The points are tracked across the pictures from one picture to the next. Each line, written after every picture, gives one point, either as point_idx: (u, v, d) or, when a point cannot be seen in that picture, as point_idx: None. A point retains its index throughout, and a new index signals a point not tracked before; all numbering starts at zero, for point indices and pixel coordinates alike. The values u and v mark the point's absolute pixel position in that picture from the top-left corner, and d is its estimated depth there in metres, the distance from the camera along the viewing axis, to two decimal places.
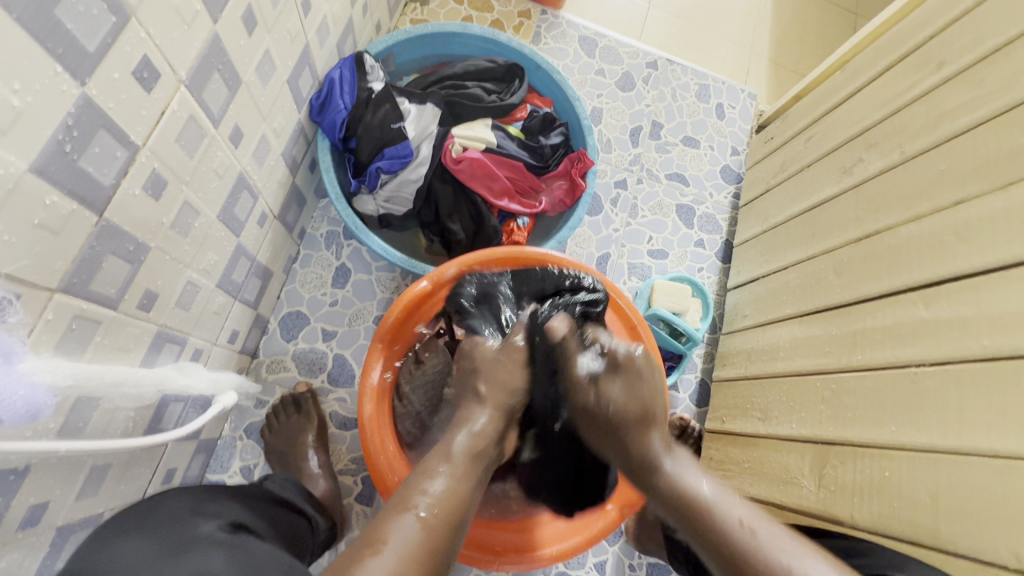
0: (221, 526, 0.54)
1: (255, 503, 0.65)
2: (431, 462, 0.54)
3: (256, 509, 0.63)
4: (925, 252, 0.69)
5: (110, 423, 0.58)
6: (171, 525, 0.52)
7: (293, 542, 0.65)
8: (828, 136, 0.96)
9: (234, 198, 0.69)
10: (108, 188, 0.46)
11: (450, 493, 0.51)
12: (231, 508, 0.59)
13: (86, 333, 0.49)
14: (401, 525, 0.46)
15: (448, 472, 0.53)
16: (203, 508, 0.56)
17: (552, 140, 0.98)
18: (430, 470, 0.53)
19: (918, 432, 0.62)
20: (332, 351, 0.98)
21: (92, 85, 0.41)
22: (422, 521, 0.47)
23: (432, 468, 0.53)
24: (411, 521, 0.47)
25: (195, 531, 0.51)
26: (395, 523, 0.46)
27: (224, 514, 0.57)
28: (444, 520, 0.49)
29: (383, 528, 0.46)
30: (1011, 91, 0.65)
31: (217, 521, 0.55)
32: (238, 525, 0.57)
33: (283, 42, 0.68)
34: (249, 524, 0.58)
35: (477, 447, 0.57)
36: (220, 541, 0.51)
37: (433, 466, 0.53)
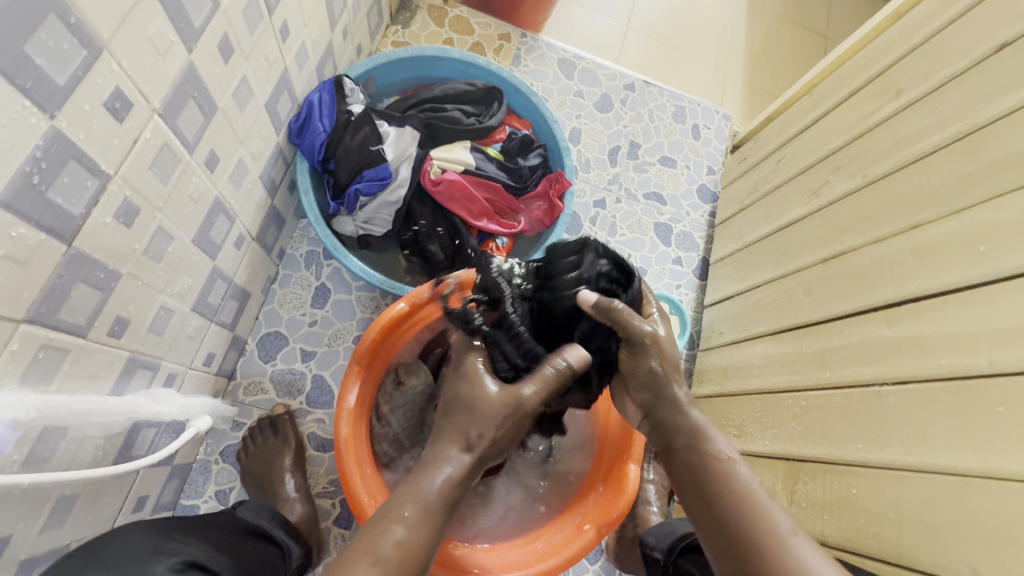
0: (172, 565, 0.53)
1: (222, 538, 0.63)
2: (400, 506, 0.53)
3: (221, 543, 0.62)
4: (887, 273, 0.71)
5: (77, 453, 0.57)
6: (125, 565, 0.51)
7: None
8: (797, 158, 0.99)
9: (209, 222, 0.69)
10: (77, 218, 0.46)
11: (414, 542, 0.51)
12: (191, 546, 0.58)
13: (53, 362, 0.49)
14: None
15: (414, 520, 0.52)
16: (160, 546, 0.55)
17: (530, 161, 0.99)
18: (395, 512, 0.52)
19: (883, 450, 0.63)
20: (311, 371, 0.97)
21: (61, 118, 0.41)
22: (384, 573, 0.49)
23: (397, 510, 0.52)
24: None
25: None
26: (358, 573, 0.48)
27: (181, 552, 0.56)
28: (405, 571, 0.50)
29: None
30: (964, 119, 0.68)
31: (171, 560, 0.54)
32: (193, 563, 0.56)
33: (260, 67, 0.69)
34: (206, 561, 0.58)
35: (454, 490, 0.55)
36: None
37: (400, 511, 0.52)
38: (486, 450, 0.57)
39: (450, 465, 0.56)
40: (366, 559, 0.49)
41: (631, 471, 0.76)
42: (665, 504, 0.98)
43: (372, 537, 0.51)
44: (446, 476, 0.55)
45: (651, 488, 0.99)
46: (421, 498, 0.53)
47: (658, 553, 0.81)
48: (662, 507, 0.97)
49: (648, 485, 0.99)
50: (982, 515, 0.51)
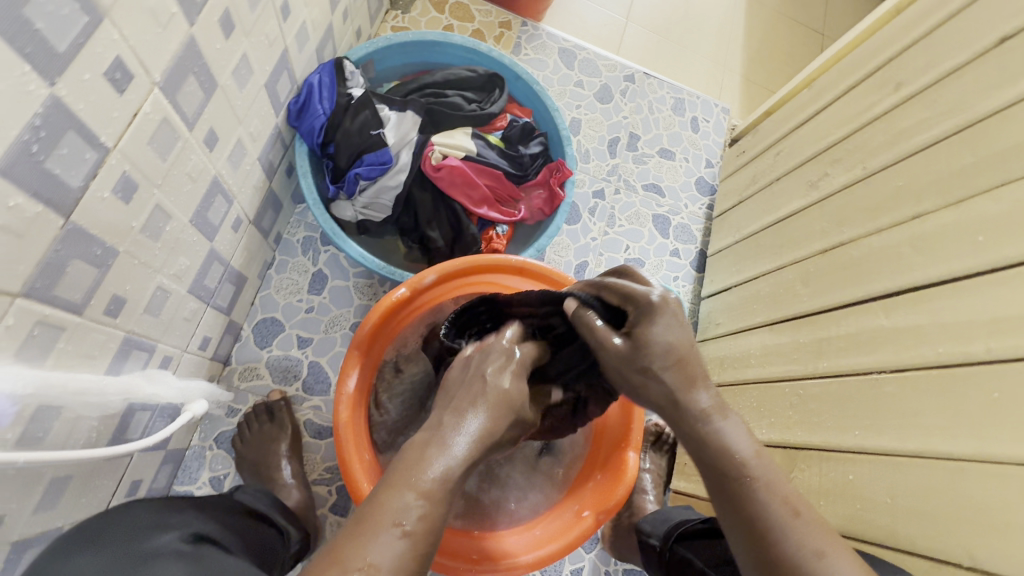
0: (182, 537, 0.53)
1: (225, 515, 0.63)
2: (422, 475, 0.43)
3: (225, 522, 0.62)
4: (885, 263, 0.72)
5: (72, 433, 0.55)
6: (131, 536, 0.51)
7: (264, 556, 0.63)
8: (796, 151, 0.99)
9: (207, 203, 0.68)
10: (76, 190, 0.45)
11: (441, 514, 0.42)
12: (197, 520, 0.58)
13: (48, 339, 0.48)
14: (391, 556, 0.39)
15: (437, 491, 0.42)
16: (165, 519, 0.55)
17: (531, 149, 0.99)
18: (415, 483, 0.42)
19: (879, 437, 0.64)
20: (307, 358, 0.96)
21: (61, 85, 0.40)
22: (413, 547, 0.40)
23: (418, 480, 0.42)
24: (403, 553, 0.39)
25: (153, 543, 0.51)
26: (382, 548, 0.39)
27: (189, 526, 0.56)
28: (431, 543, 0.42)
29: (362, 564, 0.38)
30: (965, 111, 0.68)
31: (178, 533, 0.54)
32: (200, 536, 0.55)
33: (260, 46, 0.68)
34: (216, 535, 0.57)
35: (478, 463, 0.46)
36: (181, 552, 0.51)
37: (419, 475, 0.43)
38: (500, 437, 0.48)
39: (474, 438, 0.46)
40: (392, 531, 0.40)
41: (629, 458, 0.76)
42: (660, 492, 0.99)
43: (392, 504, 0.41)
44: (470, 447, 0.45)
45: (647, 477, 1.00)
46: (447, 470, 0.43)
47: (655, 540, 0.82)
48: (657, 496, 0.98)
49: (644, 473, 1.00)
50: (979, 498, 0.52)
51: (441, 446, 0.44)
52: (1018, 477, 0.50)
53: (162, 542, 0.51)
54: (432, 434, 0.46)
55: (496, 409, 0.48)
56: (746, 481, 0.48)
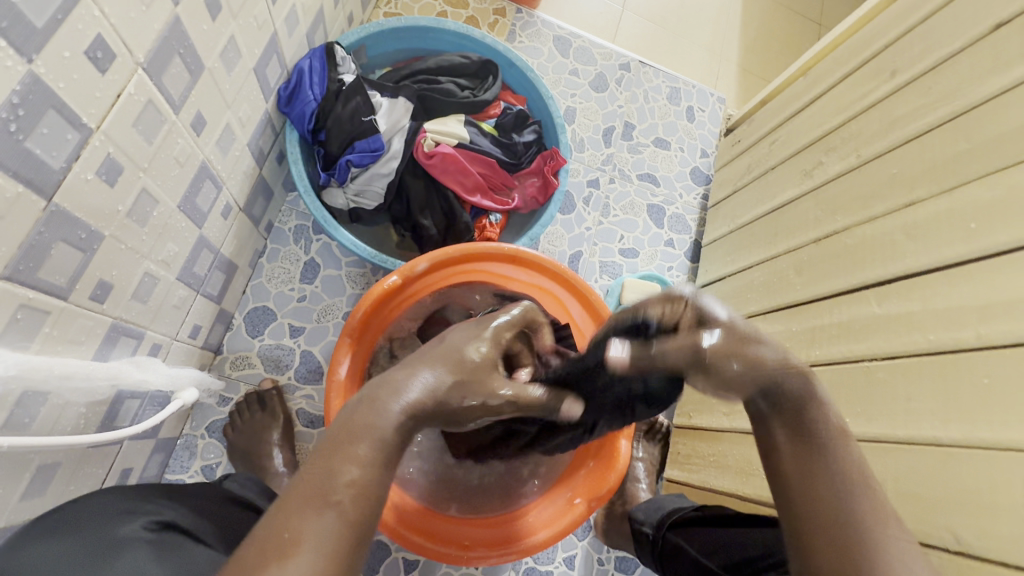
0: (147, 525, 0.52)
1: (206, 504, 0.62)
2: (356, 442, 0.41)
3: (201, 510, 0.61)
4: (878, 251, 0.72)
5: (59, 419, 0.55)
6: (97, 524, 0.50)
7: (244, 539, 0.62)
8: (791, 140, 0.99)
9: (195, 188, 0.67)
10: (58, 172, 0.44)
11: (374, 482, 0.40)
12: (168, 509, 0.57)
13: (33, 323, 0.47)
14: (317, 528, 0.37)
15: (371, 457, 0.41)
16: (136, 507, 0.54)
17: (525, 137, 0.98)
18: (346, 450, 0.41)
19: (870, 423, 0.64)
20: (300, 347, 0.96)
21: (39, 63, 0.39)
22: (344, 519, 0.38)
23: (349, 448, 0.41)
24: (331, 525, 0.37)
25: (117, 532, 0.50)
26: (309, 521, 0.37)
27: (156, 514, 0.55)
28: (369, 512, 0.40)
29: (289, 537, 0.36)
30: (960, 98, 0.68)
31: (145, 519, 0.53)
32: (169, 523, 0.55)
33: (248, 28, 0.67)
34: (190, 526, 0.56)
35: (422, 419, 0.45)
36: (148, 540, 0.50)
37: (348, 443, 0.41)
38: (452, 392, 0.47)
39: (418, 392, 0.45)
40: (320, 505, 0.38)
41: (622, 446, 0.76)
42: (652, 481, 1.00)
43: (321, 475, 0.39)
44: (415, 405, 0.44)
45: (640, 466, 1.00)
46: (379, 434, 0.42)
47: (647, 528, 0.83)
48: (650, 485, 0.98)
49: (637, 462, 1.00)
50: (968, 482, 0.53)
51: (372, 408, 0.43)
52: (1008, 461, 0.50)
53: (131, 528, 0.51)
54: (373, 393, 0.45)
55: (448, 367, 0.48)
56: (824, 434, 0.47)
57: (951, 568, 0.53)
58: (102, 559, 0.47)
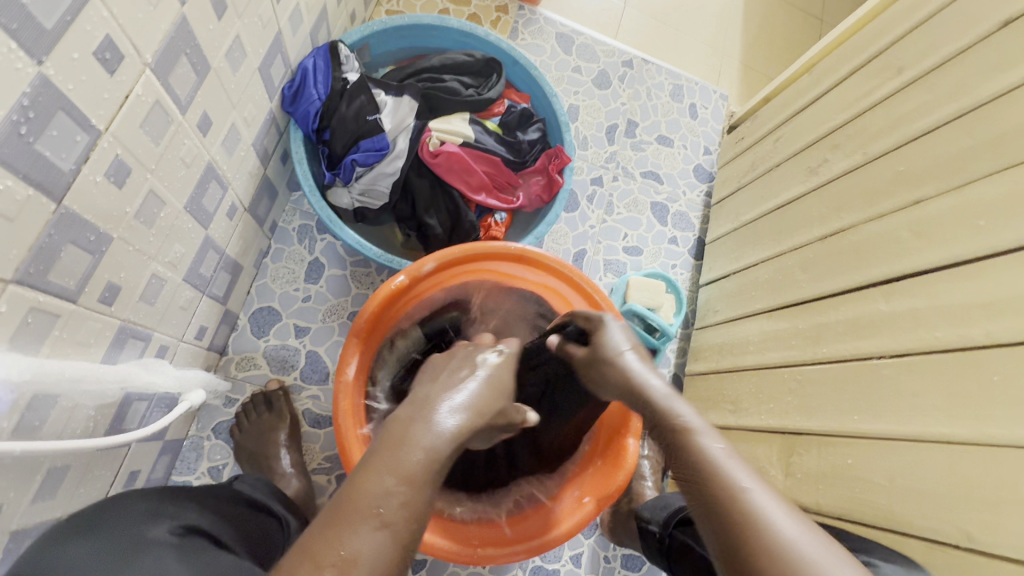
0: (173, 529, 0.53)
1: (222, 506, 0.63)
2: (407, 460, 0.42)
3: (224, 514, 0.61)
4: (885, 249, 0.72)
5: (69, 422, 0.55)
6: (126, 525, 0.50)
7: (263, 548, 0.63)
8: (795, 137, 0.99)
9: (202, 189, 0.67)
10: (68, 174, 0.44)
11: (421, 503, 0.41)
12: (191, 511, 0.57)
13: (43, 327, 0.47)
14: (372, 547, 0.37)
15: (420, 474, 0.42)
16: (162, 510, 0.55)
17: (529, 136, 0.98)
18: (399, 468, 0.41)
19: (879, 421, 0.64)
20: (305, 347, 0.95)
21: (49, 64, 0.38)
22: (396, 538, 0.39)
23: (401, 466, 0.42)
24: (383, 543, 0.38)
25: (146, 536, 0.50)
26: (362, 539, 0.37)
27: (183, 517, 0.55)
28: (413, 532, 0.40)
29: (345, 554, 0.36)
30: (967, 95, 0.68)
31: (171, 523, 0.53)
32: (195, 527, 0.55)
33: (253, 28, 0.66)
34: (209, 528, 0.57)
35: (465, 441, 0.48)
36: (174, 544, 0.51)
37: (400, 461, 0.42)
38: (486, 412, 0.51)
39: (459, 412, 0.48)
40: (372, 522, 0.38)
41: (629, 444, 0.76)
42: (658, 479, 1.00)
43: (373, 492, 0.40)
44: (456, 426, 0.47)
45: (645, 464, 1.00)
46: (432, 454, 0.43)
47: (654, 526, 0.83)
48: (655, 482, 0.99)
49: (643, 460, 1.00)
50: (978, 479, 0.53)
51: (425, 426, 0.45)
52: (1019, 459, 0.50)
53: (159, 532, 0.51)
54: (417, 414, 0.47)
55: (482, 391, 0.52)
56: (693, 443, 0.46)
57: (960, 565, 0.53)
58: (129, 558, 0.47)
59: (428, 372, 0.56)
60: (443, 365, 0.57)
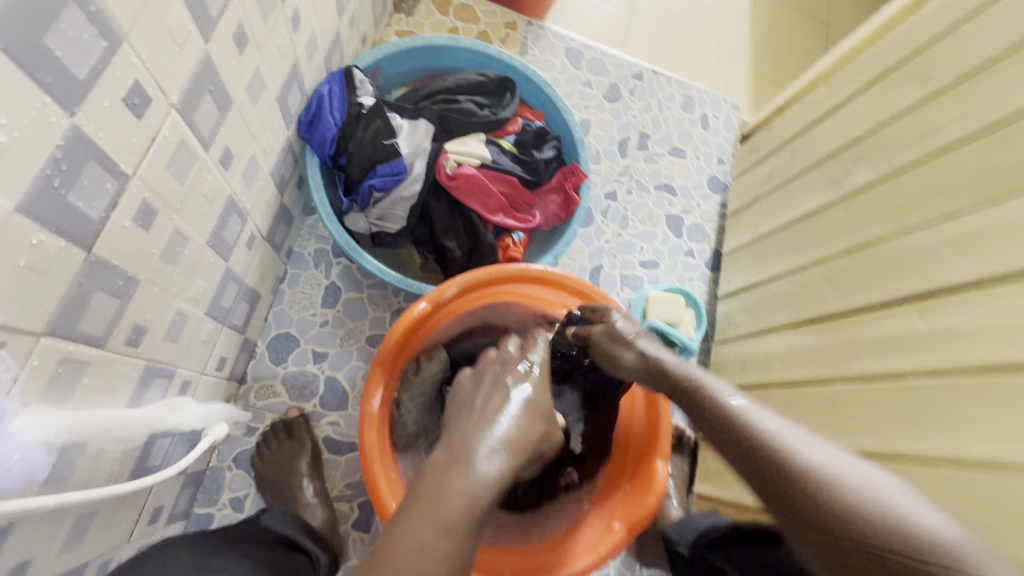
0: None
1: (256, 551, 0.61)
2: (447, 508, 0.41)
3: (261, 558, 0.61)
4: (917, 264, 0.70)
5: (96, 468, 0.54)
6: None
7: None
8: (813, 148, 0.98)
9: (223, 223, 0.66)
10: (97, 222, 0.43)
11: (461, 554, 0.40)
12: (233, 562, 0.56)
13: (73, 376, 0.46)
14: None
15: (456, 524, 0.40)
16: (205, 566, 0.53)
17: (545, 154, 0.97)
18: (437, 518, 0.40)
19: (919, 442, 0.63)
20: (323, 373, 0.94)
21: (81, 115, 0.38)
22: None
23: (440, 516, 0.40)
24: None
25: None
26: None
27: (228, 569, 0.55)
28: None
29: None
30: (996, 107, 0.67)
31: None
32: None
33: (272, 58, 0.65)
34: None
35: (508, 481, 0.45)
36: None
37: (432, 516, 0.40)
38: (523, 443, 0.49)
39: (500, 452, 0.46)
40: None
41: (658, 466, 0.75)
42: (683, 497, 0.98)
43: (406, 548, 0.39)
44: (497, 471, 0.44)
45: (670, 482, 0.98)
46: (471, 502, 0.42)
47: (683, 548, 0.82)
48: (681, 501, 0.97)
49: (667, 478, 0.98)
50: None
51: (456, 476, 0.43)
52: None
53: None
54: (453, 455, 0.45)
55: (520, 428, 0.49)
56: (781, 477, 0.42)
57: None
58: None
59: (461, 402, 0.53)
60: (474, 395, 0.53)
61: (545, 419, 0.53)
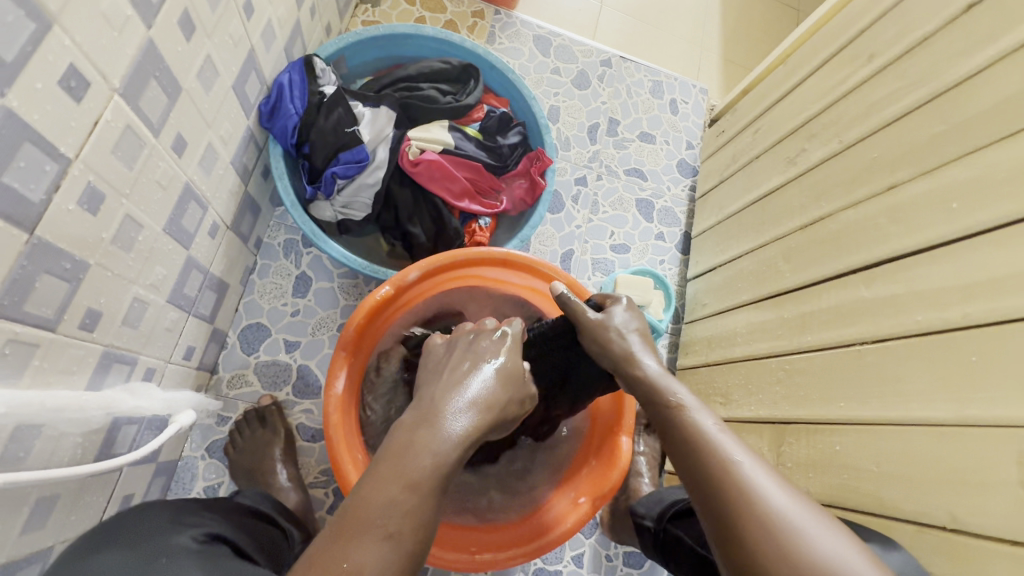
0: (197, 536, 0.54)
1: (236, 517, 0.64)
2: (409, 468, 0.46)
3: (236, 522, 0.63)
4: (863, 236, 0.72)
5: (55, 451, 0.55)
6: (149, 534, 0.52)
7: (270, 552, 0.65)
8: (773, 128, 0.99)
9: (181, 210, 0.66)
10: (38, 205, 0.44)
11: (424, 511, 0.45)
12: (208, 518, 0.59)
13: (22, 357, 0.47)
14: (377, 557, 0.42)
15: (424, 486, 0.46)
16: (182, 519, 0.56)
17: (510, 140, 0.98)
18: (403, 476, 0.45)
19: (865, 407, 0.65)
20: (296, 362, 0.95)
21: (12, 96, 0.39)
22: (398, 547, 0.43)
23: (405, 474, 0.45)
24: (388, 554, 0.42)
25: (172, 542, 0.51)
26: (369, 551, 0.42)
27: (203, 524, 0.57)
28: (415, 541, 0.44)
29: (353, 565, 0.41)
30: (934, 81, 0.69)
31: (194, 531, 0.55)
32: (216, 535, 0.57)
33: (224, 46, 0.66)
34: (229, 535, 0.59)
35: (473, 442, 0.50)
36: (195, 551, 0.52)
37: (407, 471, 0.46)
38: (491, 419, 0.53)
39: (469, 411, 0.51)
40: (378, 536, 0.43)
41: (623, 443, 0.77)
42: (656, 474, 0.99)
43: (376, 504, 0.44)
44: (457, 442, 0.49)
45: (643, 459, 0.99)
46: (433, 455, 0.47)
47: (649, 522, 0.83)
48: (653, 478, 0.98)
49: (639, 456, 1.00)
50: (962, 460, 0.53)
51: (431, 431, 0.48)
52: (1005, 437, 0.50)
53: (185, 538, 0.53)
54: (423, 417, 0.50)
55: (481, 409, 0.52)
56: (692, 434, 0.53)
57: (944, 545, 0.54)
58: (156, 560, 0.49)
59: (433, 369, 0.58)
60: (447, 360, 0.58)
61: (516, 379, 0.57)
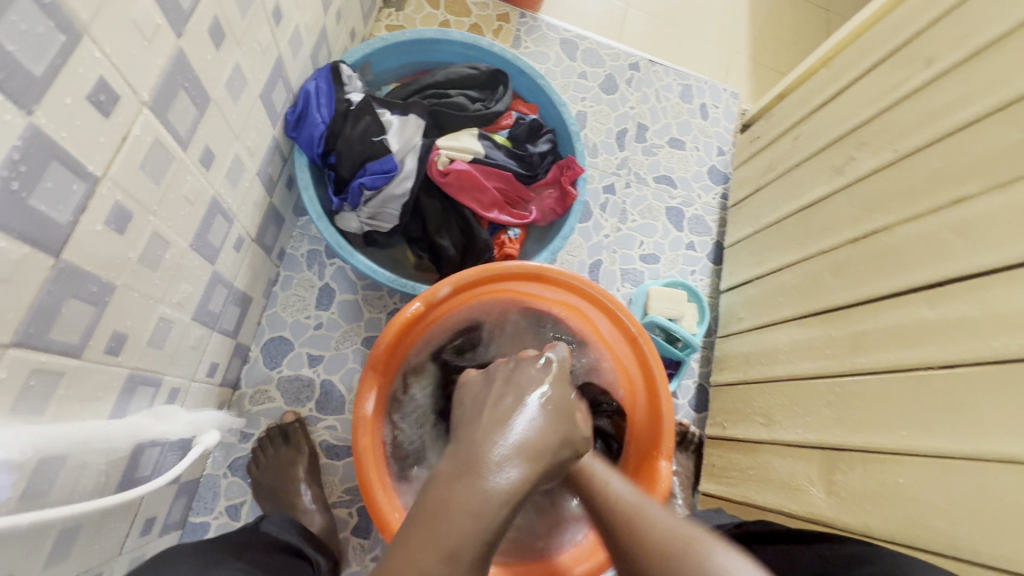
0: None
1: (264, 557, 0.60)
2: (445, 533, 0.42)
3: (264, 562, 0.60)
4: (925, 252, 0.68)
5: (79, 482, 0.52)
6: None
7: None
8: (815, 135, 0.95)
9: (207, 224, 0.64)
10: (65, 226, 0.41)
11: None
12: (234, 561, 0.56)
13: (47, 387, 0.45)
14: None
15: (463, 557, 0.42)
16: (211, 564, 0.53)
17: (540, 148, 0.94)
18: (440, 546, 0.42)
19: (932, 437, 0.60)
20: (319, 376, 0.93)
21: (40, 113, 0.36)
22: None
23: (443, 544, 0.42)
24: None
25: None
26: None
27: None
28: None
29: None
30: (1005, 88, 0.64)
31: None
32: None
33: (253, 54, 0.63)
34: None
35: (521, 493, 0.46)
36: None
37: (443, 538, 0.42)
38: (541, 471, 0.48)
39: (515, 459, 0.46)
40: None
41: (662, 468, 0.70)
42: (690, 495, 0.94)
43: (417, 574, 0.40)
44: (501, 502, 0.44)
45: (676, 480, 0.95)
46: (473, 518, 0.43)
47: None
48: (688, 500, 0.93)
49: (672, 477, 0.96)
50: None
51: (471, 489, 0.44)
52: None
53: None
54: (461, 469, 0.46)
55: (526, 456, 0.47)
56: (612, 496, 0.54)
57: None
58: None
59: (471, 408, 0.54)
60: (486, 396, 0.55)
61: (565, 417, 0.53)
